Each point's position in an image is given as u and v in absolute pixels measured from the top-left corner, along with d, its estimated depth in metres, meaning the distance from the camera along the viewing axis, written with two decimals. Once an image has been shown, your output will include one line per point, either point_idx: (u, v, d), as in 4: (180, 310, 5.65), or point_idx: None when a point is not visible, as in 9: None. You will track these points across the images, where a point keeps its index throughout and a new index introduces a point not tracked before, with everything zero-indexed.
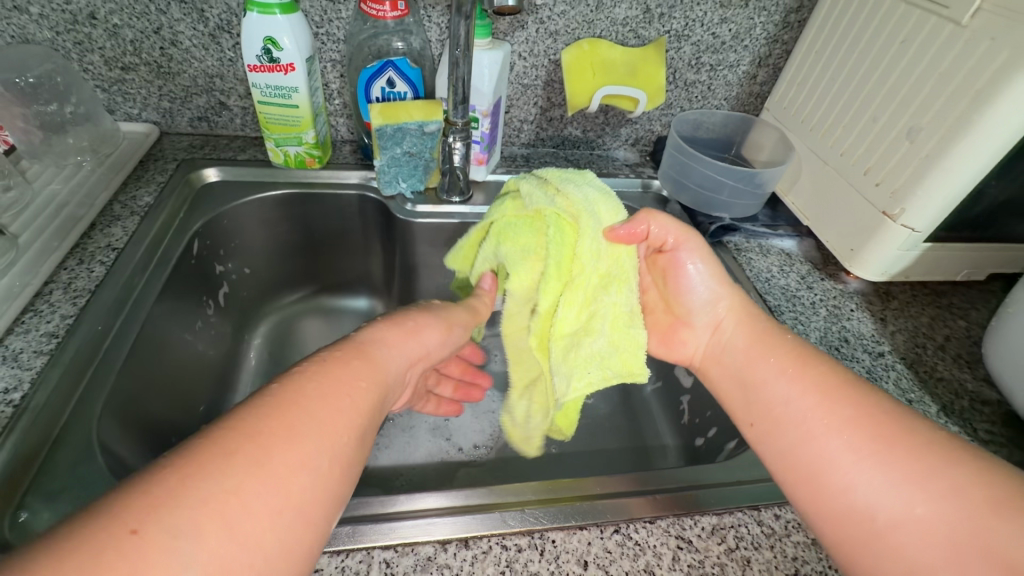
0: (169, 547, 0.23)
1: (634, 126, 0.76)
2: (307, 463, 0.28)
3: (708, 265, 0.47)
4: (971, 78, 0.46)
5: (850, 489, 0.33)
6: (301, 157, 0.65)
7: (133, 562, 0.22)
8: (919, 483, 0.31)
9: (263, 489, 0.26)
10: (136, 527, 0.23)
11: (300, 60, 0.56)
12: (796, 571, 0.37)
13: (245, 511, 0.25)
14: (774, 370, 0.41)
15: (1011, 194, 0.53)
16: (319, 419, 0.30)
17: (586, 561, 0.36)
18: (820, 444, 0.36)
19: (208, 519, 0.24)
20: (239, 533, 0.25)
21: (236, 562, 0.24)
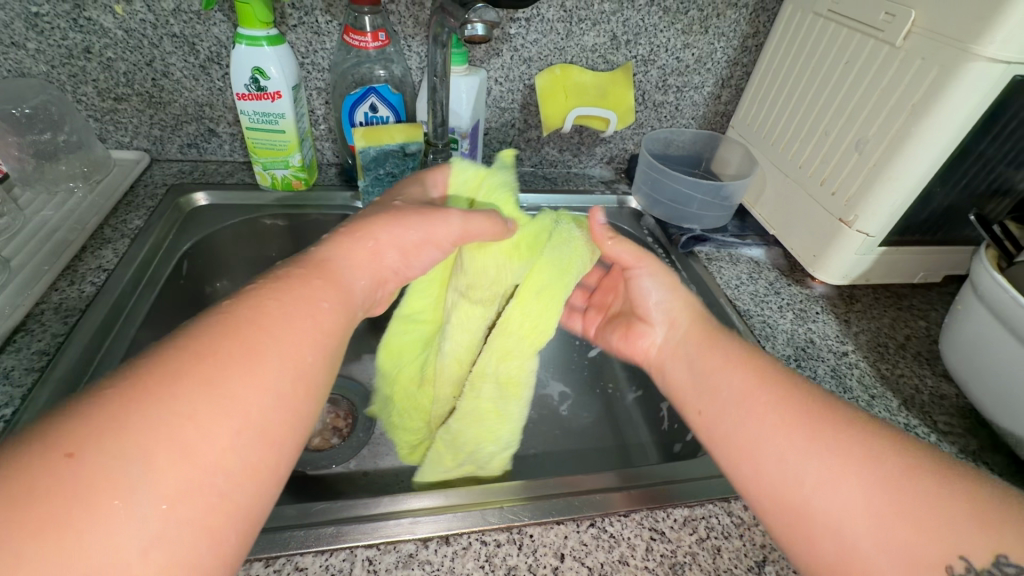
0: (110, 471, 0.24)
1: (608, 145, 0.80)
2: (267, 388, 0.30)
3: (660, 281, 0.48)
4: (906, 94, 0.50)
5: (784, 457, 0.35)
6: (287, 180, 0.68)
7: (72, 480, 0.23)
8: (844, 448, 0.34)
9: (215, 412, 0.27)
10: (72, 452, 0.24)
11: (286, 88, 0.60)
12: (764, 558, 0.39)
13: (198, 435, 0.26)
14: (721, 361, 0.42)
15: (955, 200, 0.57)
16: (278, 341, 0.32)
17: (563, 553, 0.37)
18: (759, 419, 0.37)
19: (158, 441, 0.25)
20: (196, 455, 0.26)
21: (194, 483, 0.26)
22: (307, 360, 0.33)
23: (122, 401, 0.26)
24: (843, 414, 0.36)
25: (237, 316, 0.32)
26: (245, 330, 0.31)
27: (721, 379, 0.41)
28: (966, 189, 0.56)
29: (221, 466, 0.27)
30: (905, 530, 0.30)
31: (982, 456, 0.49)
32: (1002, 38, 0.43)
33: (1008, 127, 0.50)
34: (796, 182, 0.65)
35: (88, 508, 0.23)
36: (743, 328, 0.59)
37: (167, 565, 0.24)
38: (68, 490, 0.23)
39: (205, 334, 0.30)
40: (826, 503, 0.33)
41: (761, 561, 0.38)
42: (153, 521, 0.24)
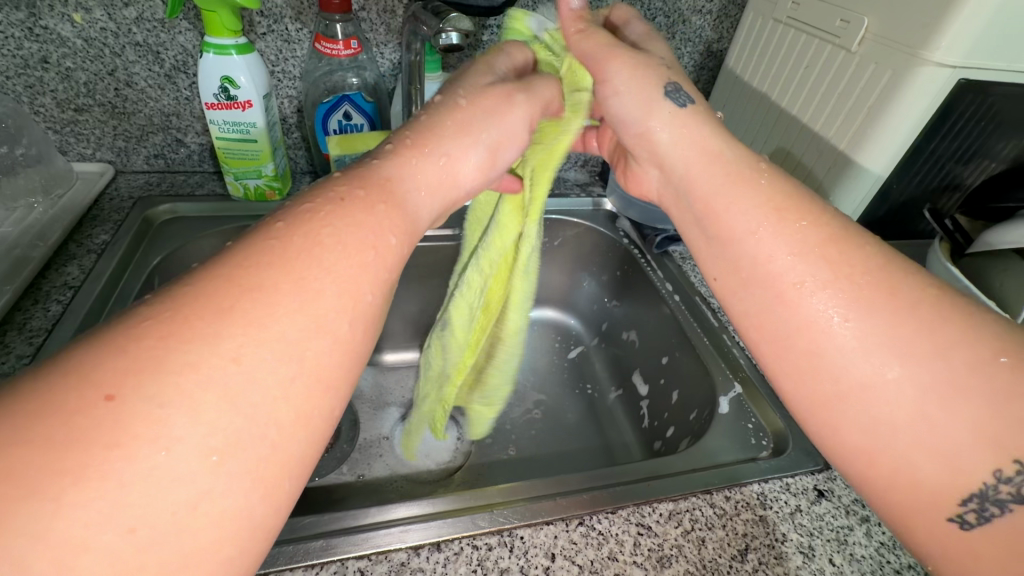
0: (154, 419, 0.22)
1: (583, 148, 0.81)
2: (320, 329, 0.28)
3: (636, 108, 0.41)
4: (863, 96, 0.53)
5: (828, 344, 0.33)
6: (261, 190, 0.67)
7: (114, 428, 0.22)
8: (898, 345, 0.31)
9: (265, 353, 0.26)
10: (112, 394, 0.22)
11: (257, 97, 0.59)
12: (747, 546, 0.40)
13: (248, 381, 0.25)
14: (756, 220, 0.37)
15: (912, 195, 0.60)
16: (333, 277, 0.30)
17: (553, 553, 0.38)
18: (806, 304, 0.34)
19: (203, 389, 0.24)
20: (243, 403, 0.25)
21: (243, 432, 0.24)
22: (364, 299, 0.31)
23: (162, 336, 0.24)
24: (905, 301, 0.32)
25: (285, 248, 0.29)
26: (294, 263, 0.29)
27: (754, 245, 0.37)
28: (922, 185, 0.59)
29: (269, 413, 0.25)
30: (951, 429, 0.29)
31: None
32: (947, 43, 0.46)
33: (955, 127, 0.54)
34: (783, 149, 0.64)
35: (128, 455, 0.22)
36: (717, 324, 0.61)
37: (216, 519, 0.23)
38: (108, 432, 0.22)
39: (232, 269, 0.28)
40: (865, 402, 0.32)
41: (743, 549, 0.40)
42: (199, 473, 0.23)
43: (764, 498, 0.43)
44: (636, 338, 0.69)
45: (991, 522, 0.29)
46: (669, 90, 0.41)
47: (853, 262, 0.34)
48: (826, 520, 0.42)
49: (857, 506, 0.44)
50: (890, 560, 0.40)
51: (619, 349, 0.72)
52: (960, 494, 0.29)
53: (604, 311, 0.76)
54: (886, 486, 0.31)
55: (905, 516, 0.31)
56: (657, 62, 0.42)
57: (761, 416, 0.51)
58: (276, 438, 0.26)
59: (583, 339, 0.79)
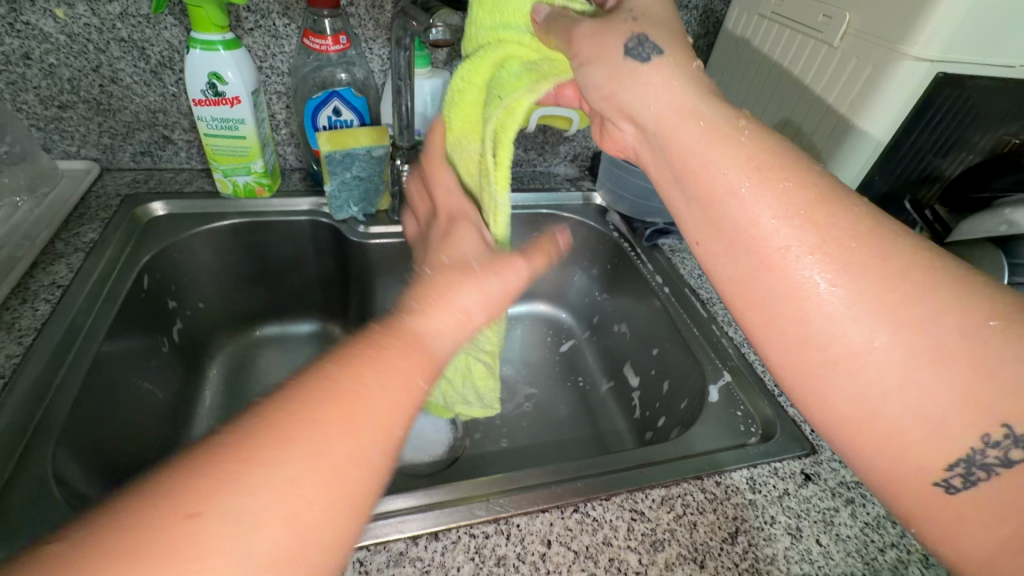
0: (225, 535, 0.25)
1: (572, 143, 0.82)
2: (365, 457, 0.30)
3: (602, 69, 0.40)
4: (845, 90, 0.55)
5: (816, 313, 0.34)
6: (250, 187, 0.67)
7: (194, 542, 0.24)
8: (887, 313, 0.32)
9: (311, 486, 0.28)
10: (191, 513, 0.25)
11: (245, 93, 0.59)
12: (738, 529, 0.41)
13: (298, 507, 0.27)
14: (740, 181, 0.36)
15: (892, 186, 0.61)
16: (376, 414, 0.32)
17: (549, 540, 0.38)
18: (793, 272, 0.34)
19: (269, 511, 0.26)
20: (294, 524, 0.27)
21: (295, 552, 0.26)
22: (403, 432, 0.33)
23: (239, 460, 0.27)
24: (899, 268, 0.32)
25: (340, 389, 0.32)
26: (342, 410, 0.31)
27: (740, 207, 0.36)
28: (901, 176, 0.60)
29: (312, 543, 0.27)
30: (936, 395, 0.30)
31: None
32: (925, 38, 0.47)
33: (934, 119, 0.55)
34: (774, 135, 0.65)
35: (204, 566, 0.24)
36: (706, 315, 0.62)
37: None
38: (186, 548, 0.24)
39: (298, 401, 0.31)
40: (855, 369, 0.32)
41: (734, 532, 0.41)
42: None
43: (754, 482, 0.45)
44: (627, 330, 0.70)
45: (978, 484, 0.30)
46: (630, 47, 0.38)
47: (838, 223, 0.34)
48: (812, 502, 0.44)
49: (842, 488, 0.45)
50: (875, 539, 0.42)
51: (611, 341, 0.73)
52: (947, 457, 0.30)
53: (595, 304, 0.77)
54: (878, 452, 0.32)
55: (889, 481, 0.33)
56: (623, 16, 0.39)
57: (749, 403, 0.53)
58: (322, 558, 0.27)
59: (575, 333, 0.80)
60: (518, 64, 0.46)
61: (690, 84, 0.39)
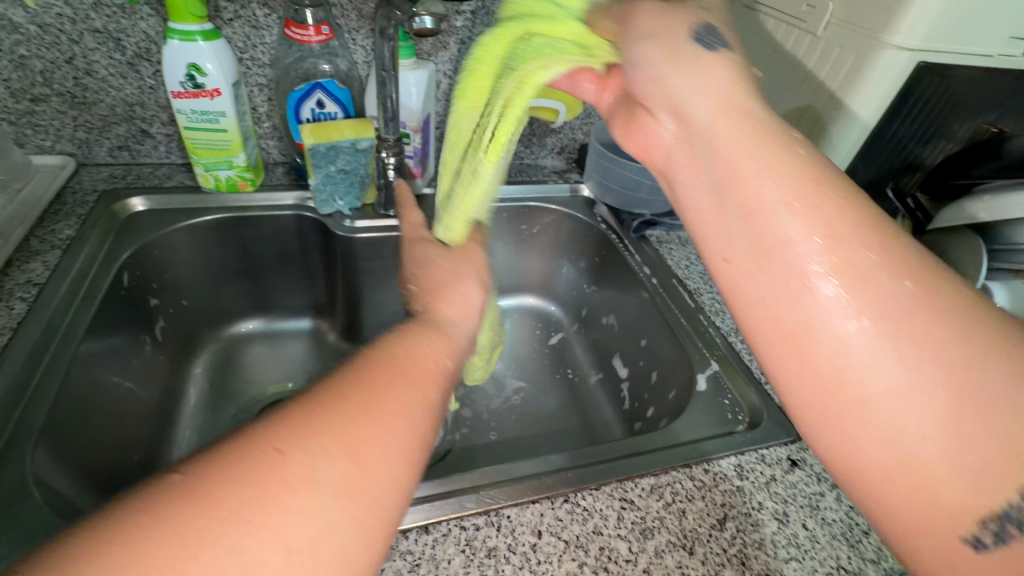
0: (301, 466, 0.25)
1: (559, 135, 0.82)
2: (415, 409, 0.31)
3: (659, 47, 0.38)
4: (829, 80, 0.55)
5: (845, 348, 0.31)
6: (232, 181, 0.65)
7: (272, 473, 0.25)
8: (922, 352, 0.29)
9: (374, 423, 0.29)
10: (280, 447, 0.26)
11: (225, 85, 0.58)
12: (726, 515, 0.42)
13: (364, 443, 0.28)
14: (770, 196, 0.34)
15: (874, 175, 0.62)
16: (417, 383, 0.33)
17: (539, 530, 0.39)
18: (822, 300, 0.31)
19: (337, 447, 0.27)
20: (363, 461, 0.27)
21: (360, 484, 0.26)
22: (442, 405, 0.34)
23: (323, 407, 0.28)
24: (929, 302, 0.30)
25: (404, 357, 0.34)
26: (398, 377, 0.32)
27: (767, 226, 0.34)
28: (883, 165, 0.61)
29: (384, 477, 0.28)
30: (974, 448, 0.27)
31: None
32: (906, 28, 0.48)
33: (915, 109, 0.56)
34: None
35: (287, 494, 0.24)
36: (694, 306, 0.62)
37: (341, 557, 0.25)
38: (267, 478, 0.25)
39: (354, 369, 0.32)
40: (885, 413, 0.29)
41: (722, 518, 0.41)
42: (332, 513, 0.25)
43: (741, 469, 0.45)
44: (616, 322, 0.71)
45: (1009, 545, 0.27)
46: (697, 32, 0.38)
47: (871, 256, 0.31)
48: (799, 488, 0.44)
49: (828, 474, 0.46)
50: (859, 522, 0.43)
51: (599, 333, 0.74)
52: (978, 514, 0.27)
53: (584, 296, 0.77)
54: (908, 506, 0.29)
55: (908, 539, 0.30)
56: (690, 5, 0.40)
57: (737, 391, 0.53)
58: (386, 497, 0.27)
59: (563, 325, 0.80)
60: (547, 40, 0.45)
61: (739, 79, 0.37)
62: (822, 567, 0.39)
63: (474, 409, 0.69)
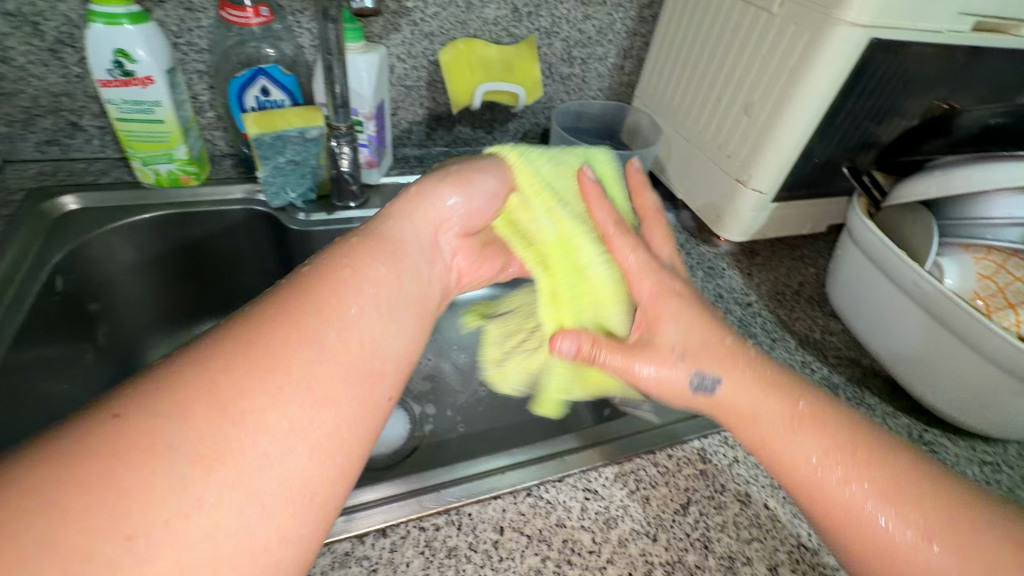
0: (150, 430, 0.23)
1: (521, 120, 0.80)
2: (314, 345, 0.29)
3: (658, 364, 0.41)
4: (784, 59, 0.54)
5: (880, 543, 0.33)
6: (174, 175, 0.62)
7: (113, 441, 0.22)
8: (941, 535, 0.32)
9: (249, 372, 0.26)
10: (118, 413, 0.23)
11: (159, 73, 0.54)
12: (689, 500, 0.42)
13: (233, 394, 0.25)
14: (773, 416, 0.38)
15: (830, 155, 0.62)
16: (328, 315, 0.31)
17: (501, 526, 0.38)
18: (844, 499, 0.35)
19: (201, 403, 0.25)
20: (232, 413, 0.25)
21: (230, 443, 0.24)
22: (367, 339, 0.32)
23: (190, 362, 0.26)
24: (919, 485, 0.34)
25: (313, 290, 0.32)
26: (302, 310, 0.30)
27: (780, 443, 0.38)
28: (839, 144, 0.61)
29: (265, 426, 0.25)
30: None
31: (865, 382, 0.56)
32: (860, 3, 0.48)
33: (869, 87, 0.56)
34: (716, 108, 0.64)
35: (131, 465, 0.22)
36: None
37: (212, 522, 0.23)
38: (107, 446, 0.22)
39: (258, 312, 0.30)
40: None
41: (685, 503, 0.41)
42: (192, 484, 0.23)
43: (704, 453, 0.45)
44: None
45: None
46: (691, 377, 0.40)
47: (865, 453, 0.36)
48: (761, 468, 0.45)
49: None
50: None
51: None
52: None
53: None
54: None
55: None
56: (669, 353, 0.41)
57: None
58: (271, 454, 0.25)
59: None
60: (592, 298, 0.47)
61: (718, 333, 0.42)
62: (782, 546, 0.40)
63: (440, 404, 0.67)
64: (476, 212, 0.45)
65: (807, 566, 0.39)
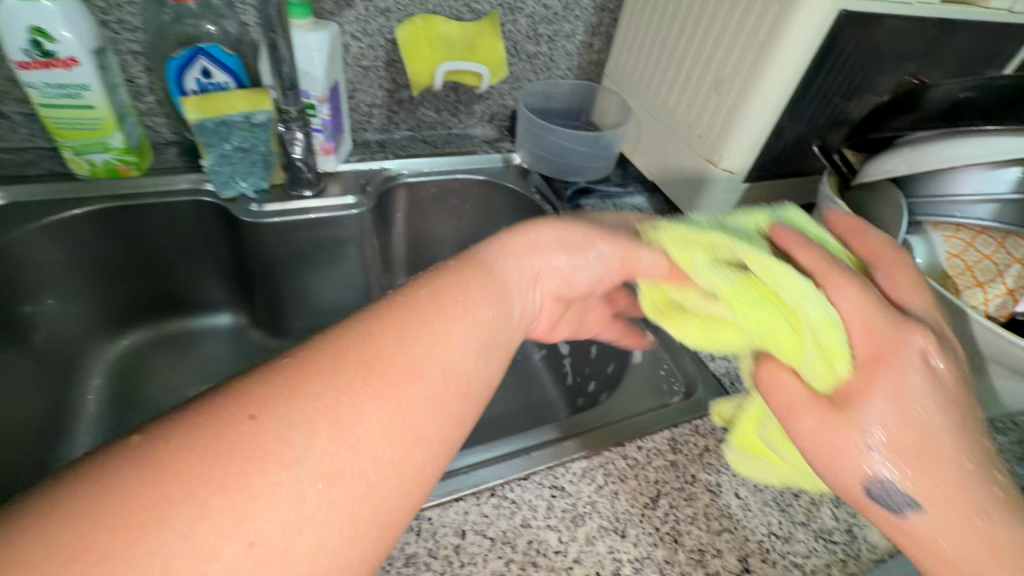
0: (281, 439, 0.23)
1: (487, 102, 0.77)
2: (418, 376, 0.28)
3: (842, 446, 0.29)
4: (753, 33, 0.52)
5: None
6: (111, 165, 0.58)
7: (247, 445, 0.22)
8: None
9: (372, 397, 0.26)
10: (253, 413, 0.23)
11: (84, 54, 0.50)
12: (658, 493, 0.40)
13: (357, 416, 0.25)
14: (958, 512, 0.28)
15: (801, 133, 0.61)
16: (431, 341, 0.30)
17: (464, 530, 0.36)
18: None
19: (322, 419, 0.24)
20: (352, 437, 0.25)
21: (346, 463, 0.24)
22: (463, 373, 0.30)
23: (318, 370, 0.26)
24: None
25: (425, 312, 0.31)
26: (408, 331, 0.29)
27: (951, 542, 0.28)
28: (810, 122, 0.60)
29: (373, 455, 0.25)
30: None
31: None
32: None
33: (839, 61, 0.54)
34: (686, 86, 0.62)
35: (259, 471, 0.22)
36: None
37: (315, 547, 0.22)
38: (246, 447, 0.22)
39: (372, 327, 0.29)
40: None
41: (655, 496, 0.40)
42: (308, 499, 0.23)
43: (675, 443, 0.44)
44: None
45: None
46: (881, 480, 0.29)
47: None
48: None
49: None
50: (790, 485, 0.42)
51: None
52: None
53: None
54: None
55: None
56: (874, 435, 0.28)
57: (673, 361, 0.52)
58: (371, 483, 0.25)
59: None
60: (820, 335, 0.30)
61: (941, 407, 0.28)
62: (752, 536, 0.39)
63: None
64: (574, 277, 0.40)
65: (777, 556, 0.38)
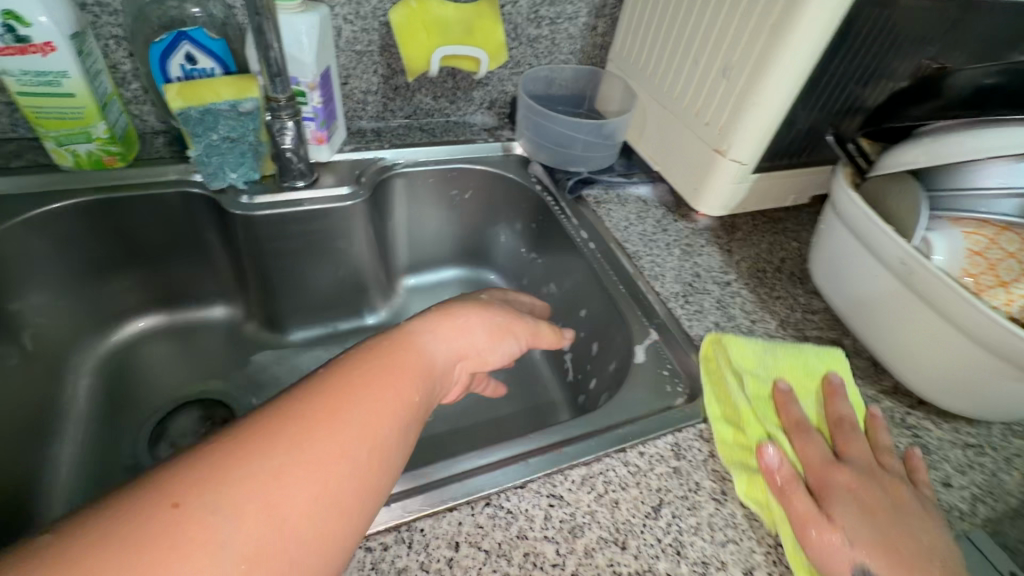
0: (206, 524, 0.23)
1: (486, 88, 0.74)
2: (347, 452, 0.28)
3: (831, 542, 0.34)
4: (766, 13, 0.49)
5: None
6: (95, 156, 0.55)
7: (172, 535, 0.22)
8: None
9: (304, 476, 0.26)
10: (178, 501, 0.23)
11: (61, 38, 0.47)
12: (661, 501, 0.39)
13: (284, 496, 0.25)
14: None
15: (815, 121, 0.58)
16: (364, 415, 0.29)
17: (457, 542, 0.35)
18: None
19: (251, 500, 0.24)
20: (278, 519, 0.24)
21: (270, 544, 0.24)
22: (393, 443, 0.30)
23: (249, 451, 0.26)
24: None
25: (355, 380, 0.31)
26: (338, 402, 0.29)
27: None
28: (824, 108, 0.57)
29: (298, 536, 0.25)
30: None
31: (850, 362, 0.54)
32: None
33: (857, 45, 0.51)
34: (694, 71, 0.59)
35: (184, 557, 0.22)
36: (632, 271, 0.59)
37: None
38: (167, 535, 0.22)
39: (303, 399, 0.29)
40: None
41: (657, 505, 0.39)
42: None
43: (678, 448, 0.42)
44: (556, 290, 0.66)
45: None
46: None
47: None
48: None
49: None
50: None
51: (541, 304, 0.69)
52: None
53: (523, 266, 0.72)
54: None
55: None
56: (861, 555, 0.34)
57: (677, 362, 0.50)
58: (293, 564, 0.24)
59: None
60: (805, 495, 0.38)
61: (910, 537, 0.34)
62: (759, 547, 0.37)
63: None
64: (490, 354, 0.42)
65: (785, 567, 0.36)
